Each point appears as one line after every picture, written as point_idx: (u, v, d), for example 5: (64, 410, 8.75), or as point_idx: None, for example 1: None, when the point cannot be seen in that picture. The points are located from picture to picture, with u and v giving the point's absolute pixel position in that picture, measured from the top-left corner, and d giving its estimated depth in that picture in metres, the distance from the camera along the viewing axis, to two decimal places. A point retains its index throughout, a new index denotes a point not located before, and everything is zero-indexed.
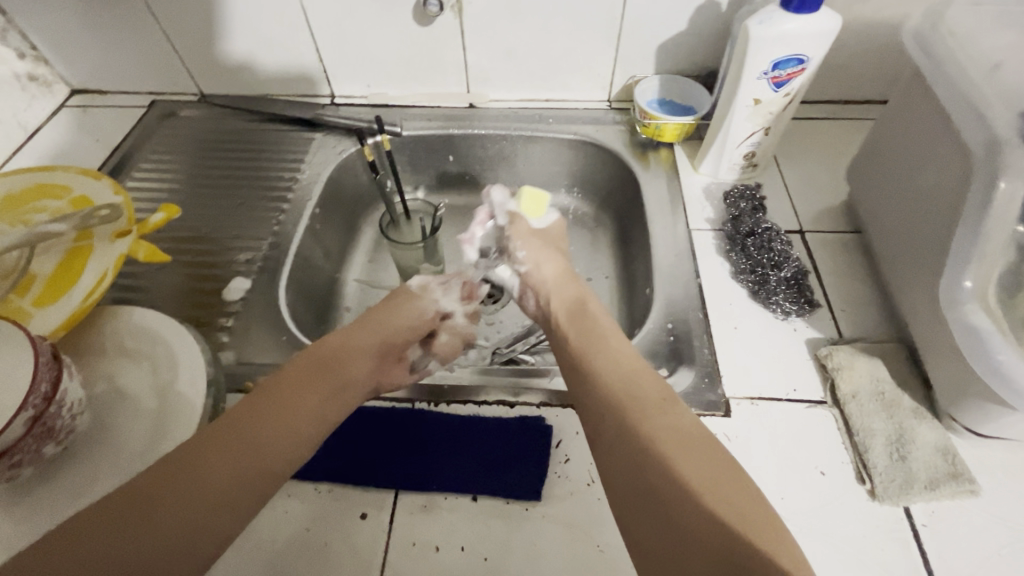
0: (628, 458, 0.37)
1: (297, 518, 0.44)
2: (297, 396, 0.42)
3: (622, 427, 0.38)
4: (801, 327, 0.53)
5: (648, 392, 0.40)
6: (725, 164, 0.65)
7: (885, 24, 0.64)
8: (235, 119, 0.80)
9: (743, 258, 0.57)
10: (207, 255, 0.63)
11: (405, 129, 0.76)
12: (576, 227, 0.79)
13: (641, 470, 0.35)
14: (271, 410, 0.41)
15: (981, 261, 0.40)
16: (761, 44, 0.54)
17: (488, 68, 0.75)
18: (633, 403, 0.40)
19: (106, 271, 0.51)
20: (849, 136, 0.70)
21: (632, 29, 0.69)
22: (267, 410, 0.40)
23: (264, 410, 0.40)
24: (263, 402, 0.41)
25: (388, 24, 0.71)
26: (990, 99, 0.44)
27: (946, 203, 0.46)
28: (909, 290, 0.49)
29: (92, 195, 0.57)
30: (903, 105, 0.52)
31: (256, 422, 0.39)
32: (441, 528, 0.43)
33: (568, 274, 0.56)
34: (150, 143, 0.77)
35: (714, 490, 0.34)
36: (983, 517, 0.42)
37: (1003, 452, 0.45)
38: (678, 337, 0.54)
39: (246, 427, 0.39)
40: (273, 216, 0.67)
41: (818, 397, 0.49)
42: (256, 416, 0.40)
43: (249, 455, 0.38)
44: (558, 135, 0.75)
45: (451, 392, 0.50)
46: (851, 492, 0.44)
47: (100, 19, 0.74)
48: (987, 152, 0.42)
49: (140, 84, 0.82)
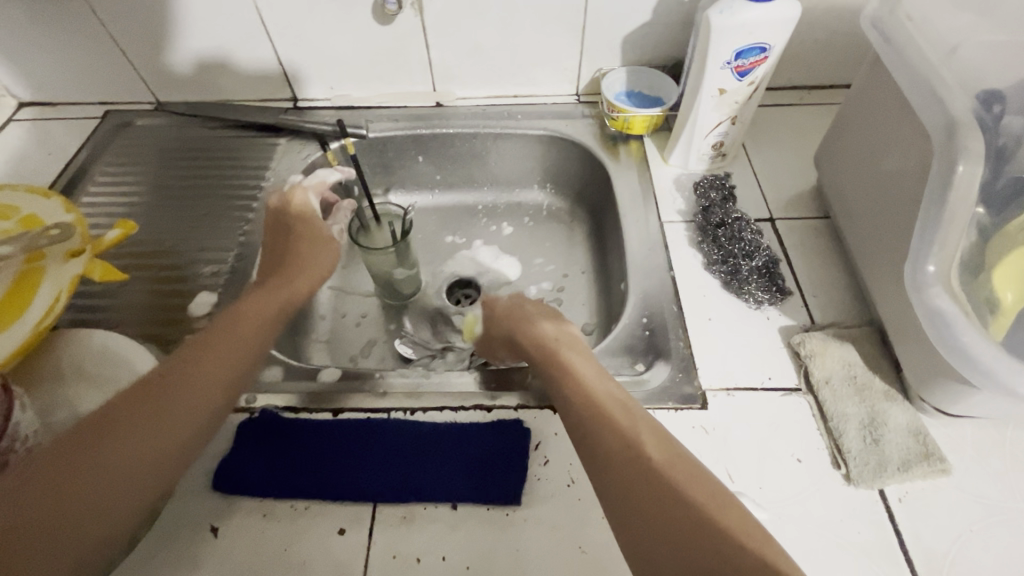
0: (625, 473, 0.36)
1: (272, 538, 0.43)
2: (234, 350, 0.44)
3: (610, 443, 0.38)
4: (774, 316, 0.54)
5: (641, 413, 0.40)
6: (694, 154, 0.65)
7: (846, 9, 0.65)
8: (195, 127, 0.77)
9: (715, 249, 0.58)
10: (170, 270, 0.61)
11: (372, 131, 0.74)
12: (551, 223, 0.78)
13: (639, 482, 0.35)
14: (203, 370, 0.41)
15: (943, 245, 0.40)
16: (722, 33, 0.53)
17: (453, 65, 0.74)
18: (620, 411, 0.40)
19: (60, 294, 0.49)
20: (816, 122, 0.70)
21: (597, 20, 0.68)
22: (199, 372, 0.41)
23: (199, 373, 0.41)
24: (196, 360, 0.42)
25: (347, 24, 0.69)
26: (948, 82, 0.44)
27: (911, 186, 0.46)
28: (879, 273, 0.50)
29: (42, 214, 0.55)
30: (865, 91, 0.52)
31: (191, 383, 0.40)
32: (422, 539, 0.42)
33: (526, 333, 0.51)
34: (105, 155, 0.74)
35: (704, 497, 0.34)
36: (955, 495, 0.43)
37: (973, 429, 0.46)
38: (653, 330, 0.54)
39: (180, 389, 0.40)
40: (238, 227, 0.65)
41: (793, 384, 0.49)
42: (192, 375, 0.41)
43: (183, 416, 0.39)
44: (528, 131, 0.74)
45: (427, 400, 0.49)
46: (827, 478, 0.44)
47: (44, 28, 0.71)
48: (946, 136, 0.42)
49: (92, 95, 0.79)
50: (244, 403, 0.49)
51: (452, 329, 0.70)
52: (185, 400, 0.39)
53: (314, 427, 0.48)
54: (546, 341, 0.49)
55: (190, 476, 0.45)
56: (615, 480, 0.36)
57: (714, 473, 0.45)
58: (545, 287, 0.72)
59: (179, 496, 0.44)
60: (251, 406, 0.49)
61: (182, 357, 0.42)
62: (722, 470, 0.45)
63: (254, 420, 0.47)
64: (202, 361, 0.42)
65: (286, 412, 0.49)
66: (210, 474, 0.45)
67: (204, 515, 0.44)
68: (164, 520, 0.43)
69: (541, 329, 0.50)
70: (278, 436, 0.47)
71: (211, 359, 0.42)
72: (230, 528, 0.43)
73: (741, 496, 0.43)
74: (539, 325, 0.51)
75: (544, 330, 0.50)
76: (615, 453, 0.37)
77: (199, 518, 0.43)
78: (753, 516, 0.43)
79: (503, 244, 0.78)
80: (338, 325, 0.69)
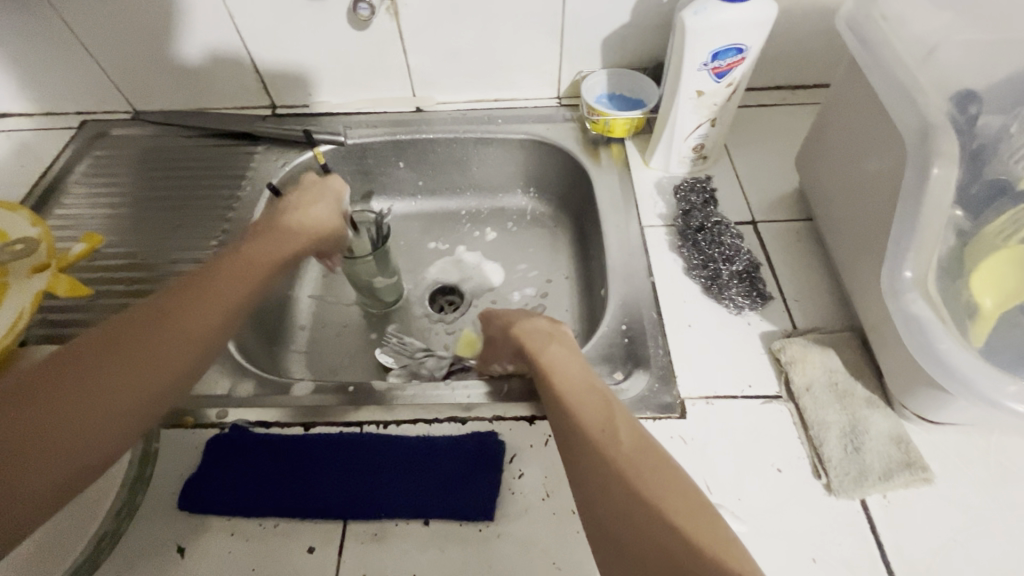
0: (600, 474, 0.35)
1: (240, 558, 0.42)
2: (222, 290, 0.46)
3: (592, 448, 0.37)
4: (755, 321, 0.53)
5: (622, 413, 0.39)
6: (674, 157, 0.64)
7: (826, 8, 0.64)
8: (172, 136, 0.76)
9: (695, 254, 0.57)
10: (143, 283, 0.60)
11: (351, 137, 0.73)
12: (534, 228, 0.77)
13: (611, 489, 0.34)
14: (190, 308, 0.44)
15: (920, 249, 0.39)
16: (697, 35, 0.53)
17: (431, 70, 0.73)
18: (596, 412, 0.40)
19: (24, 310, 0.48)
20: (799, 122, 0.69)
21: (574, 23, 0.67)
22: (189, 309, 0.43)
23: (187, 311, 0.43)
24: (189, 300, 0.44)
25: (323, 31, 0.68)
26: (922, 83, 0.43)
27: (889, 188, 0.45)
28: (860, 277, 0.49)
29: (7, 228, 0.54)
30: (843, 92, 0.51)
31: (190, 313, 0.43)
32: (392, 557, 0.41)
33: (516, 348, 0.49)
34: (81, 166, 0.73)
35: (674, 503, 0.33)
36: (938, 503, 0.42)
37: (956, 436, 0.45)
38: (632, 338, 0.53)
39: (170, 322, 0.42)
40: (214, 236, 0.65)
41: (774, 392, 0.48)
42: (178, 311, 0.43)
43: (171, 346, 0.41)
44: (509, 135, 0.73)
45: (400, 413, 0.48)
46: (808, 488, 0.43)
47: (16, 39, 0.70)
48: (919, 139, 0.41)
49: (68, 105, 0.78)
50: (214, 418, 0.48)
51: (433, 338, 0.69)
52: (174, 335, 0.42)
53: (285, 442, 0.47)
54: (531, 338, 0.47)
55: (158, 496, 0.44)
56: (590, 481, 0.36)
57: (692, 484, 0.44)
58: (528, 293, 0.71)
59: (146, 516, 0.43)
60: (221, 422, 0.48)
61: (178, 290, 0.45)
62: (701, 481, 0.44)
63: (225, 437, 0.47)
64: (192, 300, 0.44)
65: (257, 428, 0.48)
66: (178, 492, 0.45)
67: (169, 535, 0.43)
68: (129, 541, 0.42)
69: (535, 323, 0.49)
70: (248, 451, 0.46)
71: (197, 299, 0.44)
72: (196, 548, 0.42)
73: (720, 508, 0.43)
74: (531, 321, 0.50)
75: (537, 325, 0.49)
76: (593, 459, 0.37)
77: (165, 539, 0.42)
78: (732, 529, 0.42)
79: (486, 250, 0.77)
80: (318, 334, 0.68)
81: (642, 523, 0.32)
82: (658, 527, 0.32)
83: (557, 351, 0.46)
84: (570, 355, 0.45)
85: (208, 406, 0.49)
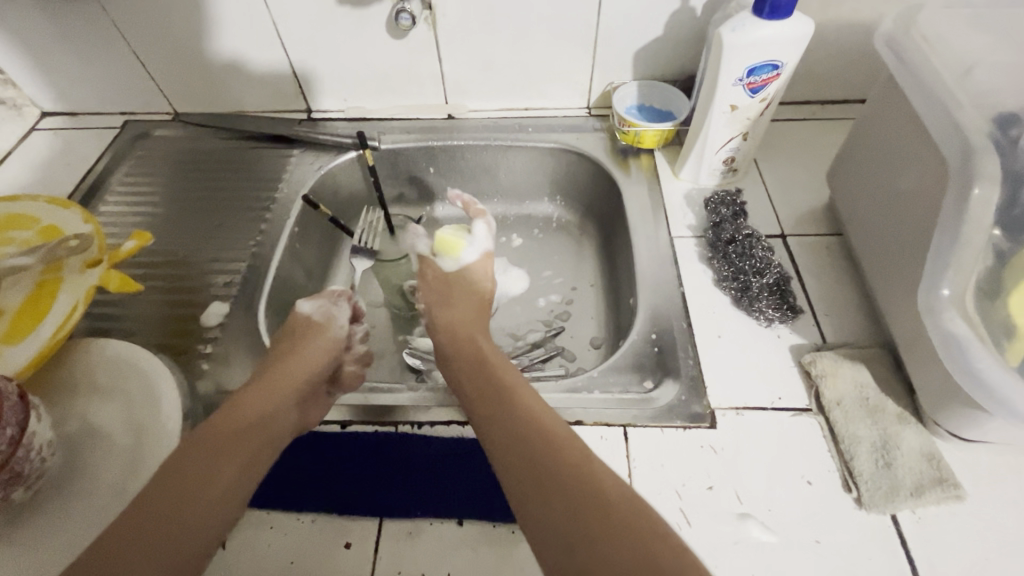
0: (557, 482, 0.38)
1: (280, 550, 0.43)
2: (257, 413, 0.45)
3: (546, 460, 0.40)
4: (785, 334, 0.53)
5: (563, 425, 0.43)
6: (705, 169, 0.65)
7: (860, 25, 0.64)
8: (211, 138, 0.78)
9: (725, 266, 0.57)
10: (183, 280, 0.62)
11: (384, 143, 0.75)
12: (560, 235, 0.78)
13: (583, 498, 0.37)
14: (219, 445, 0.42)
15: (958, 267, 0.40)
16: (734, 51, 0.53)
17: (465, 79, 0.74)
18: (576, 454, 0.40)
19: (78, 303, 0.51)
20: (830, 137, 0.70)
21: (608, 35, 0.68)
22: (216, 447, 0.42)
23: (224, 444, 0.42)
24: (207, 436, 0.43)
25: (362, 39, 0.70)
26: (962, 104, 0.44)
27: (926, 206, 0.45)
28: (891, 293, 0.49)
29: (61, 225, 0.56)
30: (879, 109, 0.52)
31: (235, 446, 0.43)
32: (427, 554, 0.42)
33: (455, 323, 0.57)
34: (124, 165, 0.76)
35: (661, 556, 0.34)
36: (970, 522, 0.42)
37: (988, 455, 0.45)
38: (662, 347, 0.54)
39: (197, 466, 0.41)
40: (250, 237, 0.66)
41: (803, 405, 0.49)
42: (198, 463, 0.41)
43: (193, 501, 0.39)
44: (539, 144, 0.74)
45: (434, 414, 0.49)
46: (838, 501, 0.44)
47: (68, 41, 0.73)
48: (960, 161, 0.41)
49: (112, 105, 0.81)
50: None
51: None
52: (200, 476, 0.40)
53: (322, 440, 0.48)
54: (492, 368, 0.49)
55: None
56: (531, 475, 0.39)
57: (723, 494, 0.44)
58: (553, 299, 0.72)
59: None
60: None
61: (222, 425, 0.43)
62: (732, 492, 0.44)
63: None
64: (216, 438, 0.43)
65: None
66: None
67: None
68: None
69: (477, 341, 0.54)
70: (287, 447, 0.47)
71: (224, 430, 0.43)
72: (237, 540, 0.43)
73: (750, 519, 0.43)
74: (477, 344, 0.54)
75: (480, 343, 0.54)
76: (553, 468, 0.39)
77: None
78: (763, 539, 0.42)
79: (512, 256, 0.78)
80: None
81: (608, 524, 0.35)
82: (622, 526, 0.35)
83: (505, 371, 0.49)
84: (513, 374, 0.49)
85: None
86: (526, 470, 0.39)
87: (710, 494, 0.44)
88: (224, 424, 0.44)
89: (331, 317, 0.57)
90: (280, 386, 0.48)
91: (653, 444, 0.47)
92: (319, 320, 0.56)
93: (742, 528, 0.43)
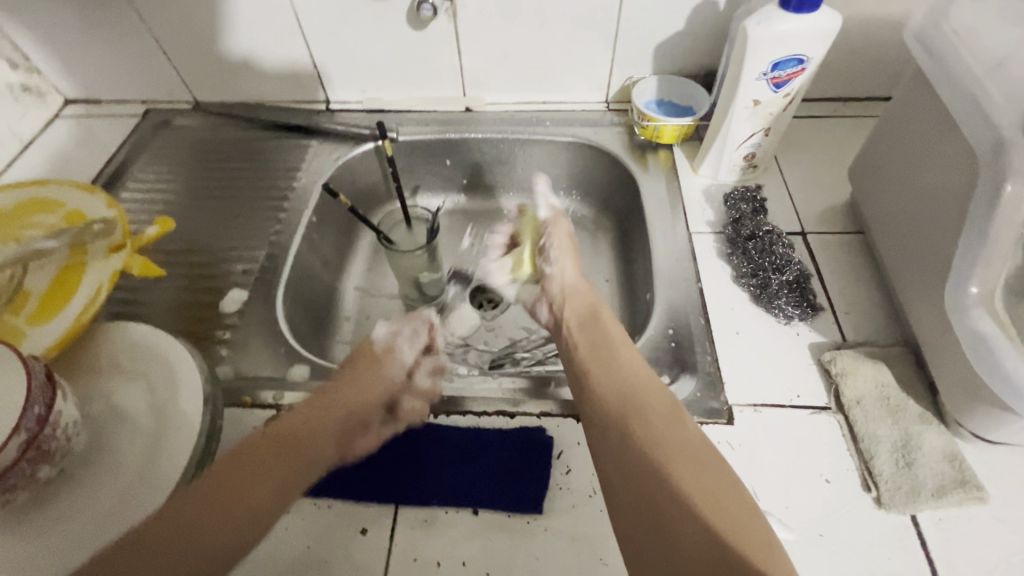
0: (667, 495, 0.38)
1: (296, 535, 0.43)
2: (304, 422, 0.46)
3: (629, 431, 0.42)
4: (804, 331, 0.53)
5: (659, 403, 0.44)
6: (725, 165, 0.64)
7: (886, 21, 0.63)
8: (230, 128, 0.79)
9: (744, 262, 0.57)
10: (202, 266, 0.63)
11: (402, 134, 0.75)
12: (575, 230, 0.78)
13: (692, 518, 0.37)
14: (273, 450, 0.44)
15: (987, 266, 0.40)
16: (759, 44, 0.53)
17: (484, 71, 0.74)
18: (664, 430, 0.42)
19: (101, 287, 0.52)
20: (851, 134, 0.69)
21: (629, 29, 0.68)
22: (269, 452, 0.43)
23: (276, 451, 0.44)
24: (260, 442, 0.44)
25: (382, 29, 0.70)
26: (995, 99, 0.43)
27: (953, 203, 0.45)
28: (914, 292, 0.49)
29: (86, 210, 0.57)
30: (907, 106, 0.51)
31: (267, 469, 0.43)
32: (443, 542, 0.42)
33: (580, 288, 0.59)
34: (145, 152, 0.77)
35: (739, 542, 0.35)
36: (992, 525, 0.42)
37: (1011, 457, 0.44)
38: (679, 342, 0.53)
39: (253, 467, 0.42)
40: (269, 226, 0.67)
41: (822, 403, 0.48)
42: (247, 466, 0.42)
43: (240, 500, 0.41)
44: (556, 138, 0.74)
45: (451, 403, 0.49)
46: (857, 500, 0.43)
47: (92, 28, 0.73)
48: (992, 156, 0.41)
49: (133, 93, 0.81)
50: (271, 400, 0.50)
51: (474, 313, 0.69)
52: (250, 481, 0.42)
53: None
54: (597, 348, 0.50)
55: None
56: (619, 443, 0.42)
57: None
58: None
59: None
60: (278, 403, 0.50)
61: (260, 446, 0.44)
62: (749, 488, 0.44)
63: None
64: (271, 442, 0.44)
65: None
66: None
67: None
68: None
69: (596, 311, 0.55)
70: None
71: (277, 435, 0.45)
72: None
73: (768, 515, 0.43)
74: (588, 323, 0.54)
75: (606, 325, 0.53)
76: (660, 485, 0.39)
77: None
78: (780, 536, 0.42)
79: None
80: (362, 325, 0.70)
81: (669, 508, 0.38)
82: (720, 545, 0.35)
83: (619, 356, 0.48)
84: (627, 348, 0.49)
85: (264, 389, 0.51)
86: (616, 437, 0.42)
87: None
88: (276, 433, 0.45)
89: (391, 340, 0.55)
90: (335, 398, 0.48)
91: None
92: (378, 343, 0.55)
93: None
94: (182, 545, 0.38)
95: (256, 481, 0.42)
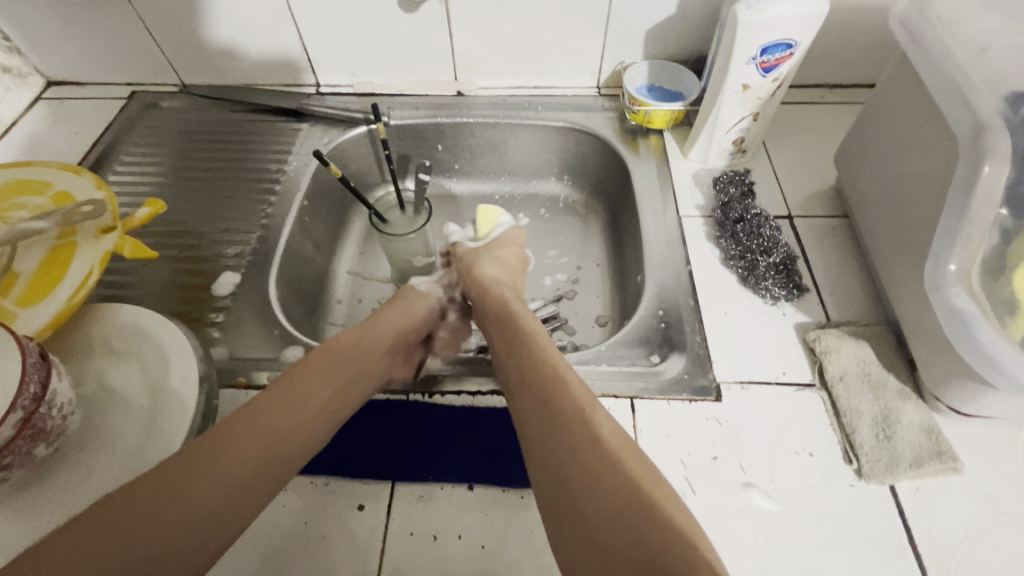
0: (583, 462, 0.37)
1: (294, 511, 0.44)
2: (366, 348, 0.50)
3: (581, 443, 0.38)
4: (790, 312, 0.54)
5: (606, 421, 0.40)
6: (714, 149, 0.65)
7: (873, 7, 0.64)
8: (218, 110, 0.78)
9: (733, 244, 0.58)
10: (193, 249, 0.63)
11: (393, 118, 0.75)
12: (567, 215, 0.79)
13: (613, 517, 0.34)
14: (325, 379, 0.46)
15: (965, 243, 0.41)
16: (750, 29, 0.54)
17: (476, 55, 0.74)
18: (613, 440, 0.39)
19: (93, 268, 0.51)
20: (838, 120, 0.70)
21: (621, 14, 0.68)
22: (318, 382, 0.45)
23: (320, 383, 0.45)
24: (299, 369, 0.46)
25: (374, 13, 0.70)
26: (974, 83, 0.45)
27: (930, 187, 0.46)
28: (894, 272, 0.50)
29: (75, 191, 0.57)
30: (890, 91, 0.52)
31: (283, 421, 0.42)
32: (439, 517, 0.43)
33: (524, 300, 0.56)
34: (131, 135, 0.75)
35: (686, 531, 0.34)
36: (965, 493, 0.44)
37: (983, 429, 0.46)
38: (669, 323, 0.54)
39: (257, 427, 0.41)
40: (260, 209, 0.66)
41: (806, 380, 0.50)
42: (279, 406, 0.43)
43: (294, 430, 0.42)
44: (547, 122, 0.74)
45: (445, 384, 0.50)
46: (839, 472, 0.45)
47: (73, 8, 0.72)
48: (972, 137, 0.42)
49: (118, 76, 0.80)
50: (266, 380, 0.51)
51: None
52: (280, 421, 0.42)
53: None
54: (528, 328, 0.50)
55: None
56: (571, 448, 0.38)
57: (727, 464, 0.45)
58: (560, 278, 0.73)
59: None
60: None
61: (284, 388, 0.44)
62: (736, 462, 0.45)
63: None
64: (297, 395, 0.44)
65: None
66: None
67: None
68: None
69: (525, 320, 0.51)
70: None
71: (308, 390, 0.44)
72: None
73: (753, 487, 0.44)
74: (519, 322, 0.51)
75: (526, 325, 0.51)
76: (595, 469, 0.37)
77: None
78: (764, 507, 0.43)
79: None
80: (355, 309, 0.70)
81: (625, 507, 0.35)
82: (628, 524, 0.34)
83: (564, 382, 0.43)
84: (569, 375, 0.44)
85: (259, 370, 0.51)
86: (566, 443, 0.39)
87: (714, 464, 0.45)
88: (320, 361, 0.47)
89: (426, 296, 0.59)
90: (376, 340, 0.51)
91: (660, 416, 0.48)
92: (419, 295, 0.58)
93: (745, 496, 0.44)
94: (190, 484, 0.38)
95: (279, 443, 0.41)
